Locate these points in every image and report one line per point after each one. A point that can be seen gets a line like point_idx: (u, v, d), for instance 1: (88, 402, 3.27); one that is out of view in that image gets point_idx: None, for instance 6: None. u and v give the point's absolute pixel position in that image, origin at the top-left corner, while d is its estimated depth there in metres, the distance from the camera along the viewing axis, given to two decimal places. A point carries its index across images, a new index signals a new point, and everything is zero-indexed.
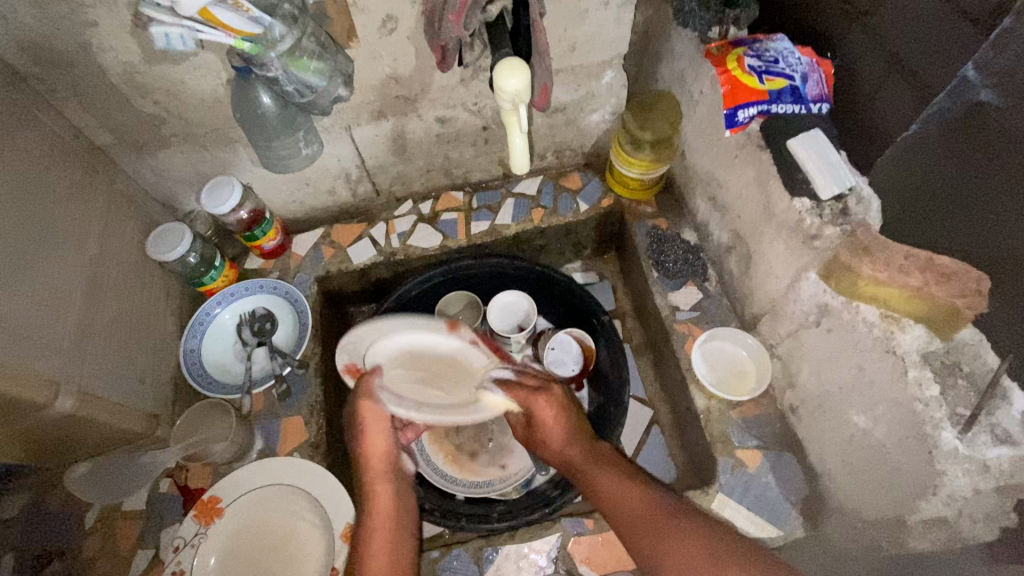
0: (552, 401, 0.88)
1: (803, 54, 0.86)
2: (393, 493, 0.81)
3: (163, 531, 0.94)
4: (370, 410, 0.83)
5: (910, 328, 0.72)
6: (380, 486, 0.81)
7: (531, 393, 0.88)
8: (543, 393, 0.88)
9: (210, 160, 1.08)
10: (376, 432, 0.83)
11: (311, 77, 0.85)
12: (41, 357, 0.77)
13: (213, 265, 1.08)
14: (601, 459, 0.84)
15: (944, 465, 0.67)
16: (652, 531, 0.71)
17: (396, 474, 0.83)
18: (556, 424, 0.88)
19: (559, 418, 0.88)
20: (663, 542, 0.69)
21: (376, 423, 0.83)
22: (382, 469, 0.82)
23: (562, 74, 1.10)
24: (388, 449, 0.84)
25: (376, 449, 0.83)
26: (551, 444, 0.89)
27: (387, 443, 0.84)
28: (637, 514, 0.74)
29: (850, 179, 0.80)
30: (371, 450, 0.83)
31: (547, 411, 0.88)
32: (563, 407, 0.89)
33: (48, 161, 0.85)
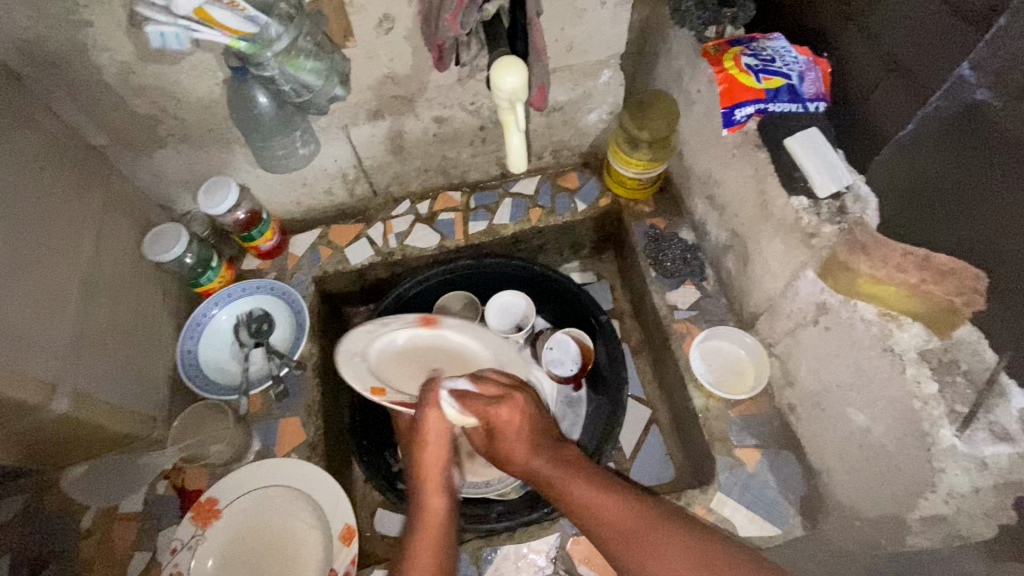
0: (515, 408, 0.73)
1: (800, 53, 0.86)
2: (444, 509, 0.72)
3: (160, 533, 0.94)
4: (434, 419, 0.74)
5: (907, 326, 0.72)
6: (429, 499, 0.72)
7: (490, 399, 0.73)
8: (504, 401, 0.73)
9: (207, 160, 1.07)
10: (434, 452, 0.74)
11: (308, 77, 0.84)
12: (36, 358, 0.76)
13: (210, 266, 1.08)
14: (568, 461, 0.72)
15: (942, 463, 0.67)
16: (639, 548, 0.63)
17: (452, 497, 0.73)
18: (519, 434, 0.72)
19: (522, 426, 0.72)
20: (652, 556, 0.62)
21: (437, 440, 0.74)
22: (437, 484, 0.73)
23: (559, 73, 1.10)
24: (443, 469, 0.74)
25: (432, 459, 0.74)
26: (514, 460, 0.72)
27: (443, 459, 0.74)
28: (615, 527, 0.65)
29: (847, 177, 0.80)
30: (424, 470, 0.74)
31: (508, 420, 0.72)
32: (525, 413, 0.73)
33: (43, 161, 0.85)
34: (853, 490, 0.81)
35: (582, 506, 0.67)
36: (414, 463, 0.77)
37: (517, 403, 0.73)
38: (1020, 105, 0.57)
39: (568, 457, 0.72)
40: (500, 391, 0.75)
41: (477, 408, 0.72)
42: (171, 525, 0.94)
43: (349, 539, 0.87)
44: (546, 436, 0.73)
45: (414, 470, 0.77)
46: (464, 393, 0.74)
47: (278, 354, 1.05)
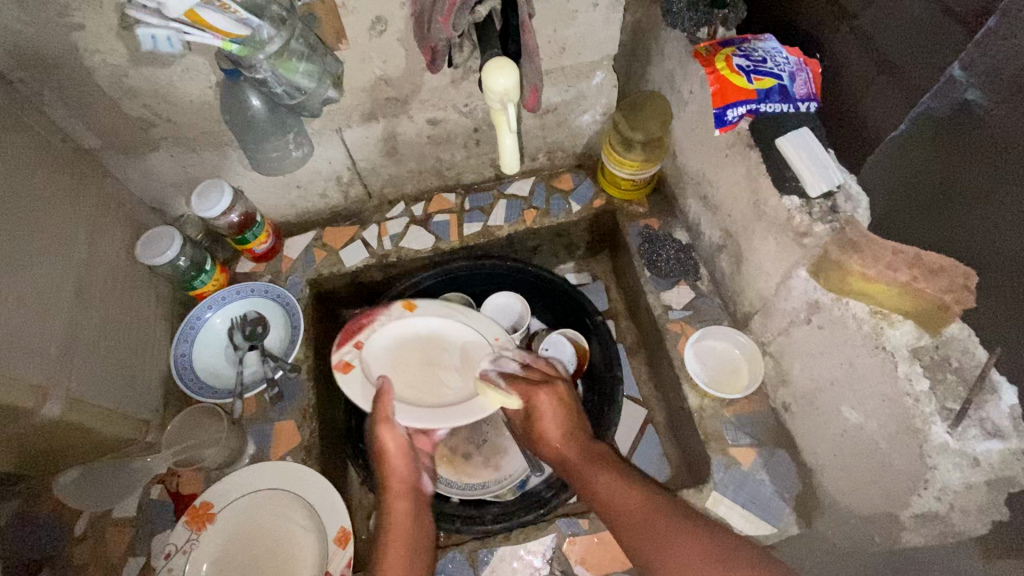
0: (555, 395, 0.84)
1: (791, 54, 0.86)
2: (412, 510, 0.81)
3: (155, 537, 0.94)
4: (390, 437, 0.82)
5: (898, 324, 0.73)
6: (398, 504, 0.81)
7: (535, 384, 0.85)
8: (547, 387, 0.84)
9: (200, 163, 1.07)
10: (399, 464, 0.83)
11: (300, 79, 0.84)
12: (27, 363, 0.76)
13: (203, 269, 1.08)
14: (597, 455, 0.79)
15: (935, 460, 0.67)
16: (653, 534, 0.66)
17: (420, 498, 0.83)
18: (554, 418, 0.83)
19: (559, 412, 0.83)
20: (658, 542, 0.65)
21: (397, 452, 0.83)
22: (403, 489, 0.83)
23: (552, 75, 1.11)
24: (410, 477, 0.84)
25: (395, 468, 0.83)
26: (546, 436, 0.83)
27: (409, 470, 0.84)
28: (630, 514, 0.70)
29: (839, 176, 0.80)
30: (390, 480, 0.83)
31: (547, 406, 0.83)
32: (563, 403, 0.84)
33: (34, 165, 0.85)
34: (848, 489, 0.81)
35: (603, 494, 0.74)
36: (398, 479, 0.83)
37: (555, 393, 0.84)
38: (1010, 104, 0.58)
39: (597, 451, 0.80)
40: (541, 383, 0.85)
41: (518, 390, 0.84)
42: (165, 530, 0.94)
43: (344, 541, 0.87)
44: (575, 422, 0.83)
45: (401, 484, 0.83)
46: (510, 377, 0.87)
47: (272, 357, 1.04)
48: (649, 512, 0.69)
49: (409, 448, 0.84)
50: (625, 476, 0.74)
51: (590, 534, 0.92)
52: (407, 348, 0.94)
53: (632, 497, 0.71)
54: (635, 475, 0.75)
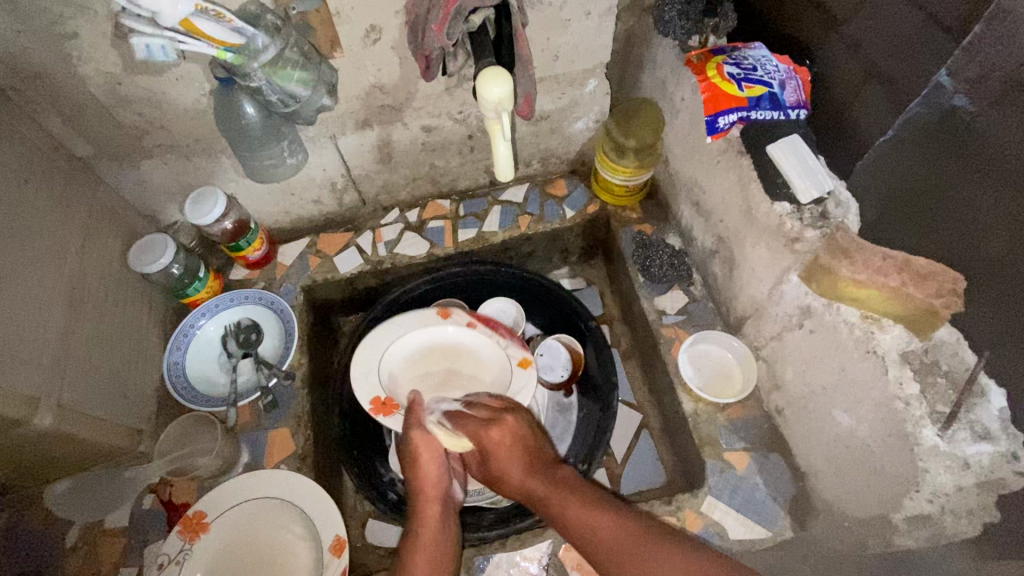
0: (505, 429, 0.84)
1: (780, 62, 0.88)
2: (441, 516, 0.84)
3: (148, 548, 0.93)
4: (422, 441, 0.87)
5: (889, 328, 0.74)
6: (429, 508, 0.84)
7: (484, 423, 0.85)
8: (494, 423, 0.84)
9: (193, 171, 1.07)
10: (429, 470, 0.86)
11: (295, 87, 0.85)
12: (19, 373, 0.75)
13: (197, 276, 1.07)
14: (558, 479, 0.78)
15: (926, 462, 0.69)
16: (624, 560, 0.65)
17: (448, 510, 0.85)
18: (512, 453, 0.82)
19: (515, 449, 0.82)
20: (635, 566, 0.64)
21: (429, 457, 0.86)
22: (435, 494, 0.85)
23: (545, 83, 1.12)
24: (439, 483, 0.86)
25: (430, 478, 0.86)
26: (505, 474, 0.82)
27: (438, 475, 0.86)
28: (600, 541, 0.68)
29: (828, 184, 0.81)
30: (420, 484, 0.86)
31: (499, 443, 0.83)
32: (518, 437, 0.84)
33: (26, 173, 0.84)
34: (841, 492, 0.82)
35: (569, 521, 0.72)
36: (430, 484, 0.86)
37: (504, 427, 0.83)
38: (999, 109, 0.58)
39: (559, 477, 0.79)
40: (482, 421, 0.85)
41: (469, 430, 0.85)
42: (159, 539, 0.93)
43: (340, 550, 0.87)
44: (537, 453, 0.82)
45: (433, 491, 0.86)
46: (458, 416, 0.88)
47: (267, 364, 1.04)
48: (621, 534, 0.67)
49: (439, 459, 0.87)
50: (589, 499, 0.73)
51: None
52: (434, 352, 1.02)
53: (600, 521, 0.70)
54: (596, 495, 0.74)
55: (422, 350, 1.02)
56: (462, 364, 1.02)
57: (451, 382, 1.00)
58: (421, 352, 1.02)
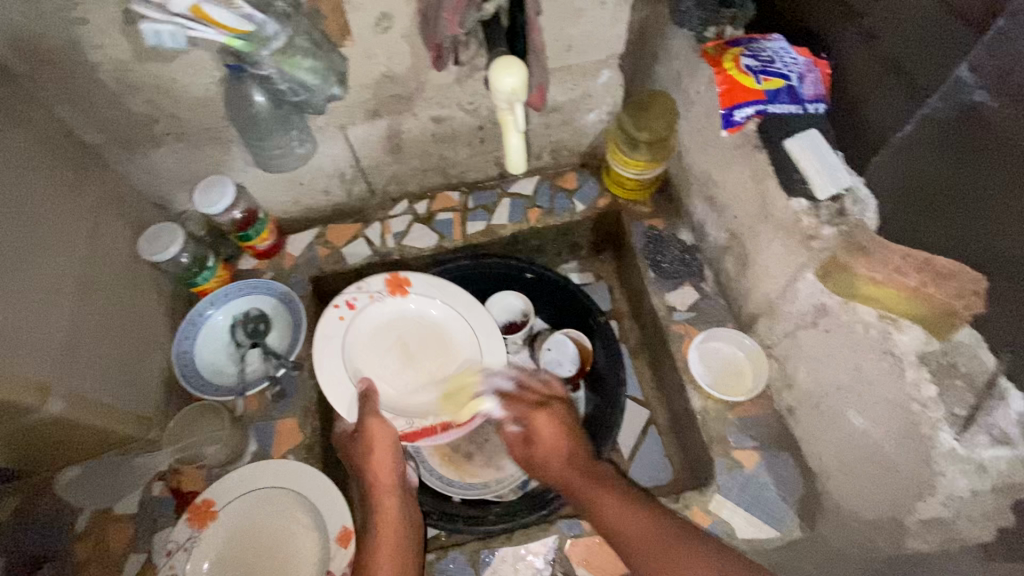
0: (553, 419, 0.88)
1: (799, 55, 0.85)
2: (397, 509, 0.84)
3: (156, 534, 0.94)
4: (379, 427, 0.88)
5: (907, 328, 0.71)
6: (386, 500, 0.84)
7: (531, 408, 0.89)
8: (542, 409, 0.89)
9: (202, 160, 1.06)
10: (381, 458, 0.86)
11: (305, 75, 0.83)
12: (29, 361, 0.75)
13: (206, 265, 1.07)
14: (595, 470, 0.81)
15: (943, 466, 0.67)
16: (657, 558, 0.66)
17: (400, 498, 0.85)
18: (557, 442, 0.86)
19: (559, 436, 0.86)
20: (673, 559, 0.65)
21: (384, 445, 0.87)
22: (390, 486, 0.85)
23: (558, 73, 1.10)
24: (392, 476, 0.86)
25: (383, 470, 0.86)
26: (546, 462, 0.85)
27: (391, 463, 0.86)
28: (635, 536, 0.69)
29: (846, 180, 0.78)
30: (375, 475, 0.86)
31: (547, 426, 0.87)
32: (563, 424, 0.87)
33: (37, 160, 0.84)
34: (851, 493, 0.81)
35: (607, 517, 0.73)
36: (384, 476, 0.86)
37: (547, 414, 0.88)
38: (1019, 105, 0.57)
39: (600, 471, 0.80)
40: (542, 404, 0.90)
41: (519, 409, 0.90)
42: (167, 526, 0.94)
43: (346, 540, 0.88)
44: (574, 449, 0.85)
45: (388, 481, 0.86)
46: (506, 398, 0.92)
47: (276, 354, 1.05)
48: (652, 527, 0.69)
49: (395, 444, 0.88)
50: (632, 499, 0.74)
51: (592, 534, 0.91)
52: (402, 328, 1.03)
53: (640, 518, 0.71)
54: (626, 489, 0.76)
55: (403, 320, 1.03)
56: (426, 345, 1.03)
57: (408, 360, 1.02)
58: (400, 322, 1.03)
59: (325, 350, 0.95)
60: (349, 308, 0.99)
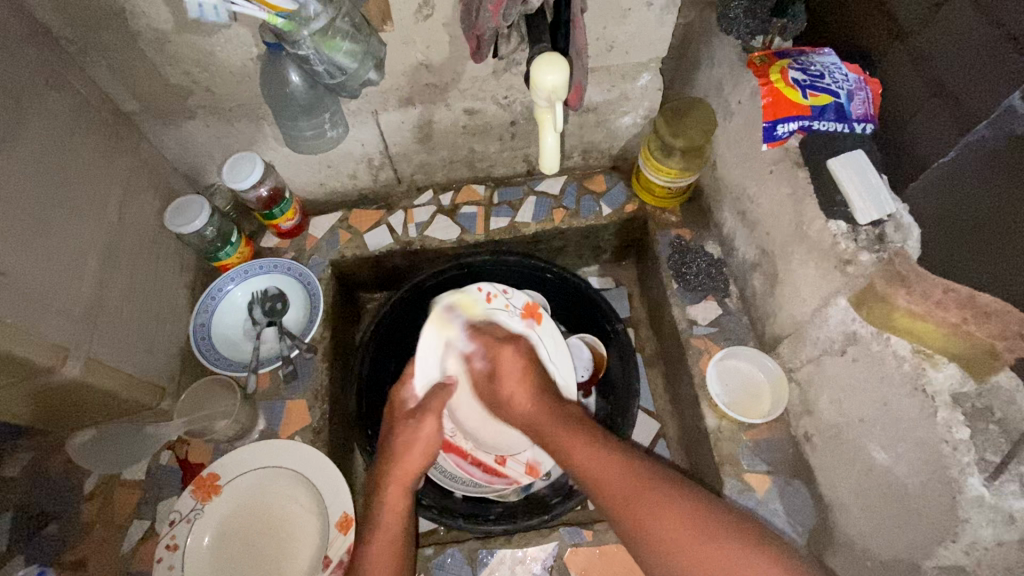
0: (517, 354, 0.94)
1: (850, 71, 0.81)
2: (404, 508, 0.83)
3: (160, 502, 0.96)
4: (429, 426, 0.89)
5: (942, 366, 0.69)
6: (392, 493, 0.83)
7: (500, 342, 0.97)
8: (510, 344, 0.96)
9: (234, 135, 1.06)
10: (413, 457, 0.86)
11: (343, 59, 0.82)
12: (53, 324, 0.75)
13: (230, 241, 1.08)
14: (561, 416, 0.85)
15: (967, 513, 0.64)
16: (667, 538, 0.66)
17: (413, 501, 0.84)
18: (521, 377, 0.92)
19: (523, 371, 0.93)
20: (634, 499, 0.70)
21: (421, 444, 0.87)
22: (403, 482, 0.84)
23: (597, 73, 1.08)
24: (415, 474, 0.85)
25: (409, 464, 0.85)
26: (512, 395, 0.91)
27: (418, 465, 0.86)
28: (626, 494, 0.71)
29: (890, 205, 0.75)
30: (399, 468, 0.85)
31: (508, 359, 0.94)
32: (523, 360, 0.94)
33: (72, 125, 0.85)
34: (865, 530, 0.78)
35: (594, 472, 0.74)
36: (410, 473, 0.85)
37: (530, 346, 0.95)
38: None
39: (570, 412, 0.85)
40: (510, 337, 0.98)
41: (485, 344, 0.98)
42: (171, 497, 0.96)
43: (346, 527, 0.88)
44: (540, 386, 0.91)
45: (406, 480, 0.85)
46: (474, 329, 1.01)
47: (291, 336, 1.05)
48: (620, 465, 0.74)
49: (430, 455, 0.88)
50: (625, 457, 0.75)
51: (593, 545, 0.91)
52: None
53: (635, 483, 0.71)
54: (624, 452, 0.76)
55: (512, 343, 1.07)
56: None
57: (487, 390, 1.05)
58: None
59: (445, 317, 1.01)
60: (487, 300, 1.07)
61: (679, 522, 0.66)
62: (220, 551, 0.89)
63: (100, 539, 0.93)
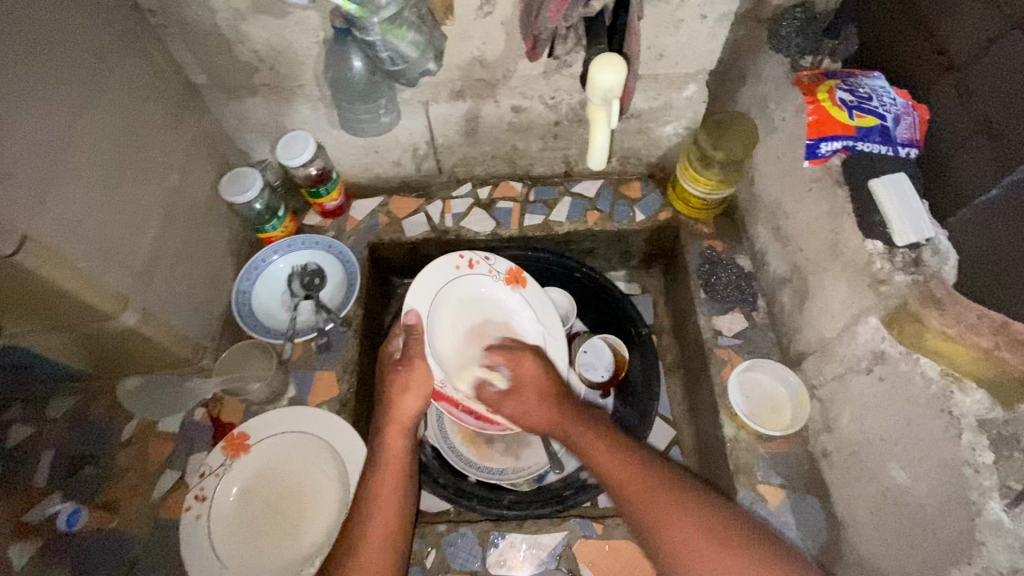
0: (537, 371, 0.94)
1: (899, 96, 0.82)
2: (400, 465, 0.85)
3: (191, 455, 1.01)
4: (420, 371, 0.91)
5: (970, 391, 0.68)
6: (391, 448, 0.86)
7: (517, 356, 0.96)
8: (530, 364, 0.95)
9: (291, 115, 1.11)
10: (405, 412, 0.89)
11: (406, 48, 0.86)
12: (116, 274, 0.80)
13: (276, 215, 1.13)
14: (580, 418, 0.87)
15: (984, 536, 0.63)
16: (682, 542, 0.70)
17: (411, 444, 0.88)
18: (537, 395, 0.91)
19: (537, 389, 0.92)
20: (654, 502, 0.74)
21: (410, 407, 0.89)
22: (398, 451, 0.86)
23: (644, 80, 1.10)
24: (409, 425, 0.89)
25: (401, 426, 0.88)
26: (528, 414, 0.91)
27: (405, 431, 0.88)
28: (642, 490, 0.75)
29: (929, 230, 0.75)
30: (394, 434, 0.87)
31: (528, 373, 0.94)
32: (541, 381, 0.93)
33: (148, 92, 0.91)
34: (877, 549, 0.78)
35: (612, 471, 0.79)
36: (398, 435, 0.87)
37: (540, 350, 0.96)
38: None
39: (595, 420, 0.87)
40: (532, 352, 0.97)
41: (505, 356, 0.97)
42: (202, 450, 1.01)
43: None
44: (561, 399, 0.90)
45: (399, 439, 0.87)
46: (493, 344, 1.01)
47: (326, 309, 1.10)
48: (638, 469, 0.78)
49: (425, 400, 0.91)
50: (638, 461, 0.79)
51: (602, 539, 0.92)
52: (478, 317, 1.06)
53: (651, 484, 0.75)
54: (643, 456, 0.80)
55: (491, 306, 1.08)
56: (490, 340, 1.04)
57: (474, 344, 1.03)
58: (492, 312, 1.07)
59: (432, 277, 1.02)
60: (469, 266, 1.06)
61: (693, 529, 0.70)
62: (244, 507, 0.93)
63: (135, 483, 0.98)
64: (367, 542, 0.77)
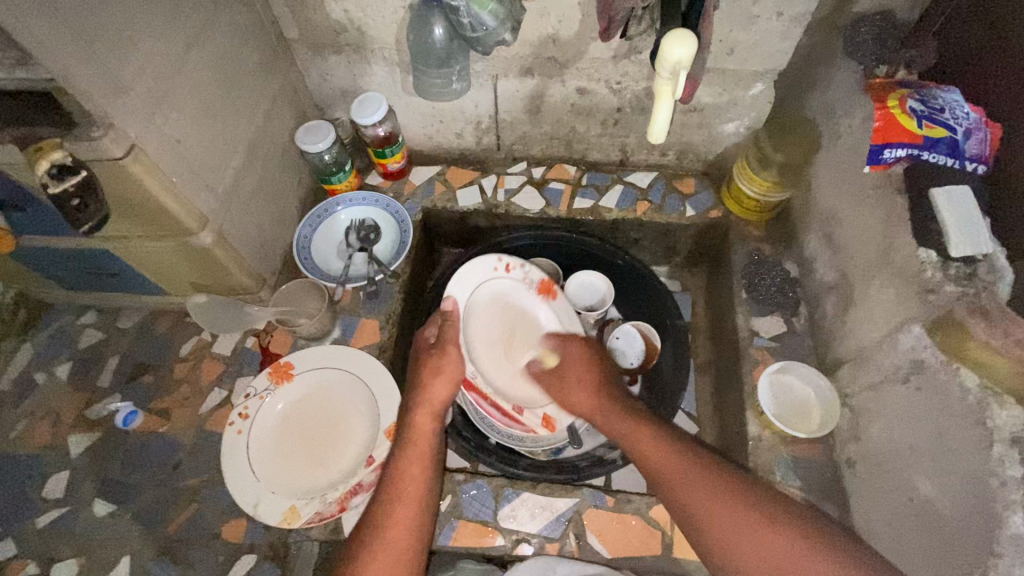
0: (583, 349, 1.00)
1: (973, 110, 0.79)
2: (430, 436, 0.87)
3: (238, 377, 1.07)
4: (451, 358, 0.93)
5: (1008, 405, 0.66)
6: (420, 419, 0.88)
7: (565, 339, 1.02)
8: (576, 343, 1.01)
9: (369, 76, 1.18)
10: (439, 389, 0.91)
11: (486, 17, 0.91)
12: (201, 195, 0.88)
13: (343, 168, 1.19)
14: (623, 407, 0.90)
15: (1003, 549, 0.62)
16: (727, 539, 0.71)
17: (439, 426, 0.88)
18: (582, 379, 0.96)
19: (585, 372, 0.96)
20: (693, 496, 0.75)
21: (441, 386, 0.91)
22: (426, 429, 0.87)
23: (712, 75, 1.12)
24: (442, 398, 0.90)
25: (429, 406, 0.89)
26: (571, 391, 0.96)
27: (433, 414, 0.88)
28: (689, 489, 0.76)
29: (987, 245, 0.74)
30: (421, 413, 0.88)
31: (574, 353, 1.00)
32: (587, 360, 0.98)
33: (247, 37, 0.99)
34: (894, 560, 0.77)
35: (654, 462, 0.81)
36: (428, 413, 0.88)
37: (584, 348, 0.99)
38: None
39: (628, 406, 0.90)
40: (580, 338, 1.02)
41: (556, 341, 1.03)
42: (250, 374, 1.07)
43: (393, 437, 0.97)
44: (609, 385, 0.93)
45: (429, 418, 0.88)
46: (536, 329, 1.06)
47: (378, 262, 1.14)
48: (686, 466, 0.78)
49: (455, 383, 0.92)
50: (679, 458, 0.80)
51: (612, 511, 0.95)
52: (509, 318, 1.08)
53: (698, 483, 0.76)
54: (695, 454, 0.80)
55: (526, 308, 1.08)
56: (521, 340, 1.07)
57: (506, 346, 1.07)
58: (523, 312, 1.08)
59: (466, 277, 1.06)
60: (504, 270, 1.08)
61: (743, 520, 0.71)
62: (281, 430, 1.00)
63: (185, 394, 1.06)
64: (394, 509, 0.78)
